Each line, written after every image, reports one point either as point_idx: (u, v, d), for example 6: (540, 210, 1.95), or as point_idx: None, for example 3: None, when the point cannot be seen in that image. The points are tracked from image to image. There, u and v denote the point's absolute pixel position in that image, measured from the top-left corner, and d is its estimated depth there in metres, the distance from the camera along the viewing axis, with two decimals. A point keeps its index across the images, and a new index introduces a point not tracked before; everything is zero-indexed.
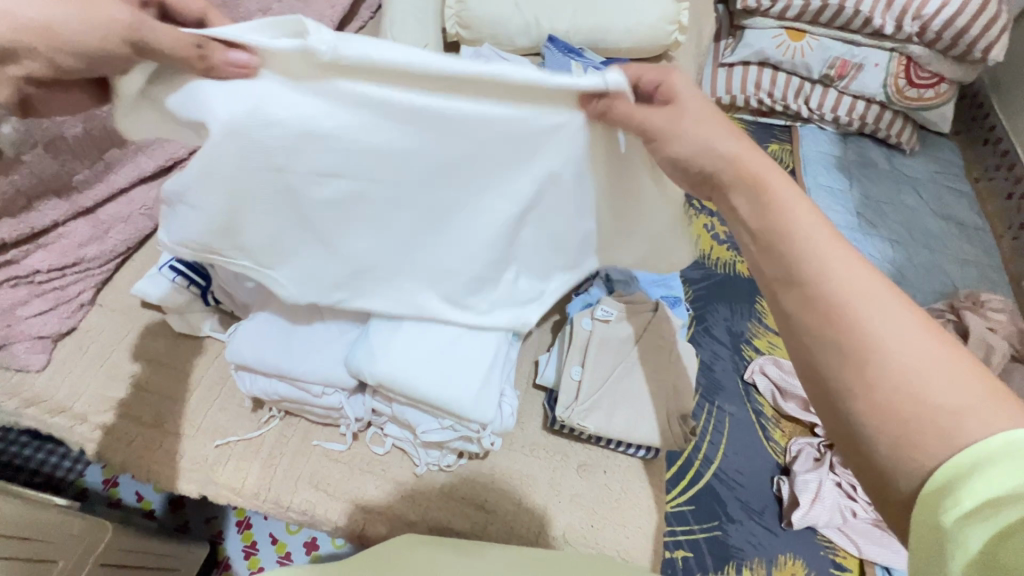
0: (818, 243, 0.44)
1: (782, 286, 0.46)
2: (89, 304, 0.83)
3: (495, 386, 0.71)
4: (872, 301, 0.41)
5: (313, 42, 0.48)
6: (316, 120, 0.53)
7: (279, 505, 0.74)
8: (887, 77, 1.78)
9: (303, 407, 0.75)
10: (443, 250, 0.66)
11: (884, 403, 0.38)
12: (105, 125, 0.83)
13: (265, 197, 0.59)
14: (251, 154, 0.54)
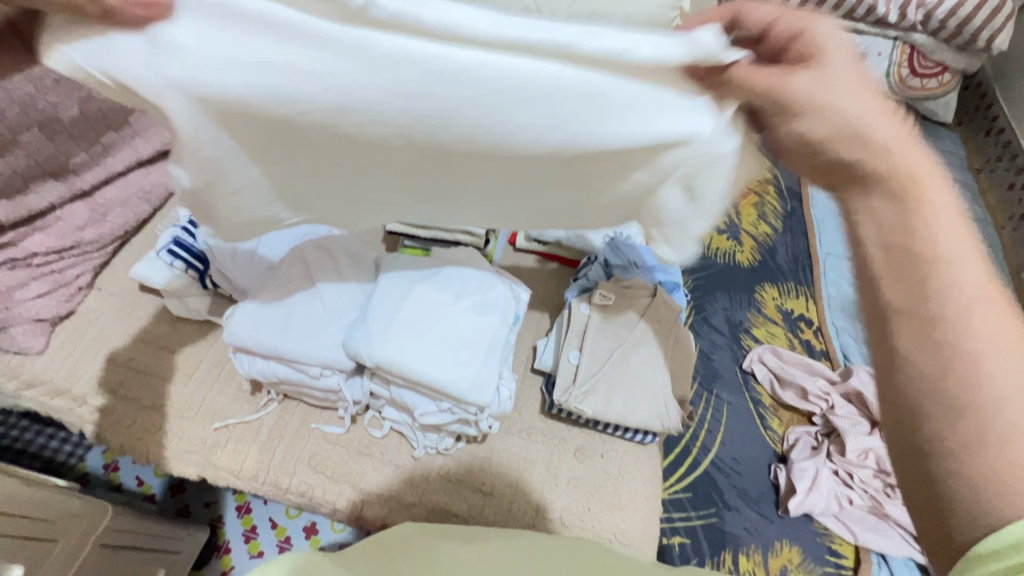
0: (959, 277, 0.41)
1: (902, 308, 0.42)
2: (87, 288, 0.83)
3: (494, 369, 0.71)
4: (1001, 347, 0.38)
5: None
6: (351, 87, 0.46)
7: (277, 487, 0.75)
8: (890, 66, 1.76)
9: (301, 389, 0.75)
10: (523, 211, 0.58)
11: (982, 461, 0.37)
12: (102, 108, 0.83)
13: (313, 146, 0.51)
14: (287, 117, 0.48)
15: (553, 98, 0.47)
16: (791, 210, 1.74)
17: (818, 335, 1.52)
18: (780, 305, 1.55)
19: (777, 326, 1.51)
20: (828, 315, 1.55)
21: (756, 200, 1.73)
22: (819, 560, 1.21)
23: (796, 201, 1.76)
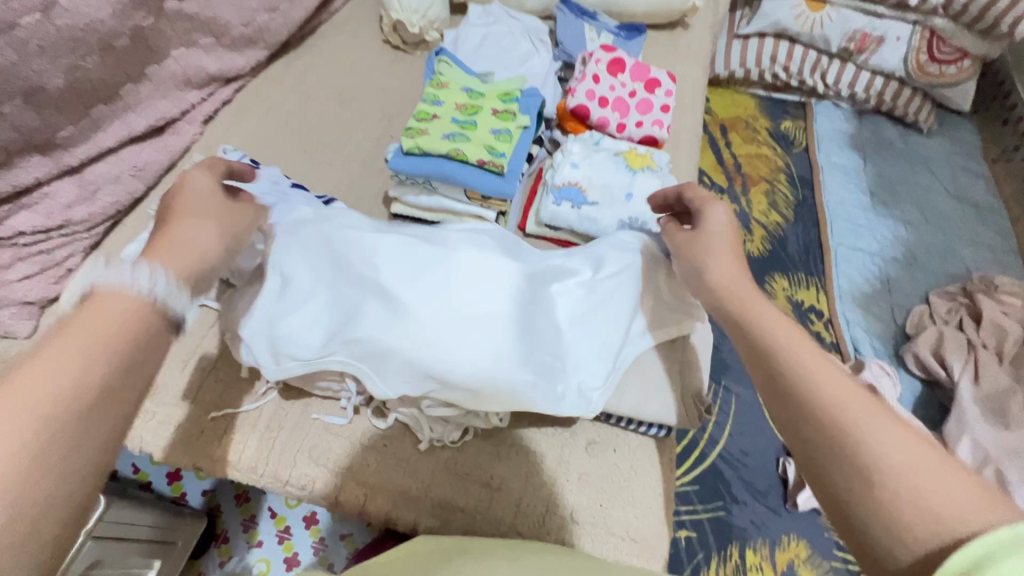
0: (803, 359, 0.50)
1: (775, 396, 0.50)
2: (77, 270, 0.79)
3: (504, 346, 0.66)
4: (842, 396, 0.46)
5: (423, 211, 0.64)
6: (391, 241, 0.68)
7: (277, 479, 0.72)
8: (909, 51, 1.71)
9: (307, 380, 0.72)
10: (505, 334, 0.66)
11: (889, 491, 0.40)
12: (91, 79, 0.79)
13: (351, 285, 0.69)
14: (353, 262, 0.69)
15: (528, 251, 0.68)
16: (802, 198, 1.70)
17: (828, 327, 1.49)
18: (790, 296, 1.52)
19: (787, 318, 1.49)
20: (839, 306, 1.51)
21: (766, 188, 1.71)
22: (827, 555, 1.17)
23: (808, 189, 1.72)
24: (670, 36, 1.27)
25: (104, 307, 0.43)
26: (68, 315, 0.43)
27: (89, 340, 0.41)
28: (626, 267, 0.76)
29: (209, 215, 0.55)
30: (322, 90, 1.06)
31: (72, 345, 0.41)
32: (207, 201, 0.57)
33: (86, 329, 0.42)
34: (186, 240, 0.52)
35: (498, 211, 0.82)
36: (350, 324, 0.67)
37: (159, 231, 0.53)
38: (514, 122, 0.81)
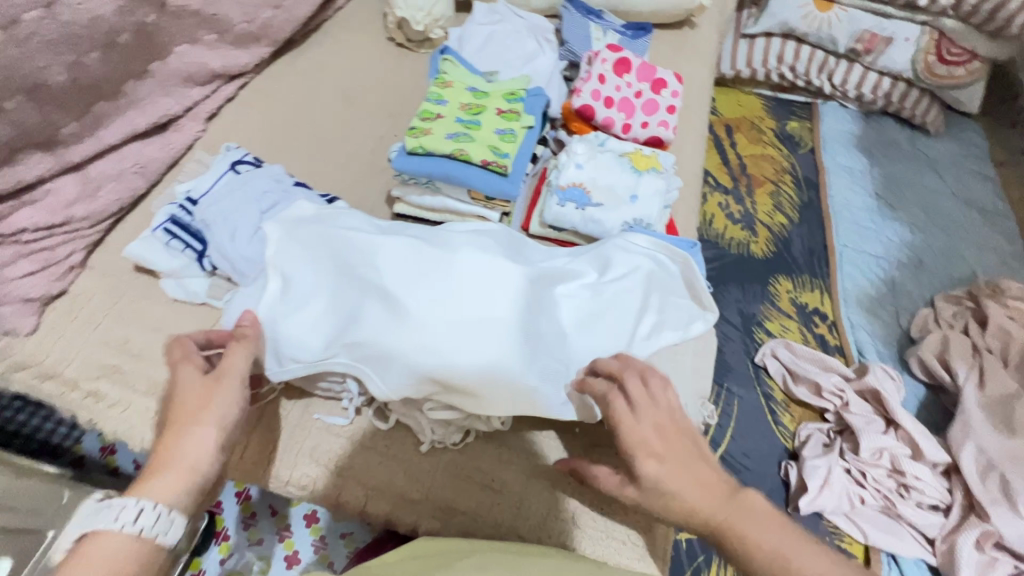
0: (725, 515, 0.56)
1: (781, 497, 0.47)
2: (79, 267, 0.79)
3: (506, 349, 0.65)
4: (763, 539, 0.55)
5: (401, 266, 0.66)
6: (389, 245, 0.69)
7: (277, 480, 0.71)
8: (917, 53, 1.70)
9: (309, 379, 0.71)
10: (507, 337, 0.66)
11: None
12: (93, 76, 0.79)
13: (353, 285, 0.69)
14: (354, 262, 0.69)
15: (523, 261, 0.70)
16: (808, 200, 1.69)
17: (832, 330, 1.48)
18: (794, 299, 1.51)
19: (791, 321, 1.48)
20: (844, 309, 1.50)
21: (772, 189, 1.70)
22: None
23: (814, 191, 1.71)
24: (677, 35, 1.26)
25: (111, 543, 0.50)
26: (75, 560, 0.49)
27: (105, 563, 0.49)
28: (626, 268, 0.76)
29: (199, 422, 0.57)
30: (326, 88, 1.06)
31: (96, 561, 0.49)
32: (198, 401, 0.58)
33: (101, 553, 0.49)
34: (185, 458, 0.55)
35: (501, 212, 0.81)
36: (353, 323, 0.67)
37: (160, 446, 0.56)
38: (518, 122, 0.80)
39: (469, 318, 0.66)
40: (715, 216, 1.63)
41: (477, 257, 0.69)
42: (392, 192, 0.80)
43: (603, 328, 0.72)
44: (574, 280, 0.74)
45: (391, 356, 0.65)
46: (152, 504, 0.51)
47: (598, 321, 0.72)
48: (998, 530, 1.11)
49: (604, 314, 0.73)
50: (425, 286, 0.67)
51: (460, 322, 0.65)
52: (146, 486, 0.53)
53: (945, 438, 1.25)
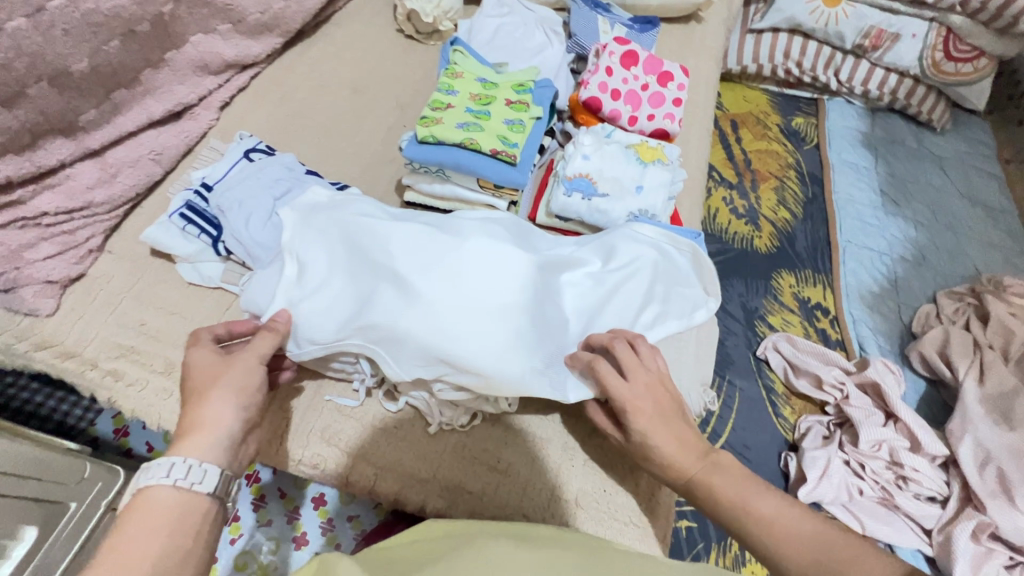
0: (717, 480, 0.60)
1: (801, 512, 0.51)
2: (98, 251, 0.81)
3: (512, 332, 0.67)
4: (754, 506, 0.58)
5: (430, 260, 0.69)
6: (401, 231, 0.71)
7: (289, 458, 0.74)
8: (924, 49, 1.70)
9: (319, 361, 0.73)
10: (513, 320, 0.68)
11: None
12: (112, 63, 0.80)
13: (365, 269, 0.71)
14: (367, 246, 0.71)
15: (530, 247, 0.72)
16: (812, 195, 1.70)
17: (834, 324, 1.50)
18: (797, 293, 1.53)
19: (793, 314, 1.49)
20: (846, 304, 1.52)
21: (776, 184, 1.71)
22: None
23: (818, 186, 1.72)
24: (684, 30, 1.27)
25: (159, 500, 0.52)
26: (127, 520, 0.50)
27: (156, 520, 0.51)
28: (631, 256, 0.77)
29: (222, 388, 0.59)
30: (336, 79, 1.07)
31: (148, 519, 0.50)
32: (215, 373, 0.60)
33: (151, 511, 0.51)
34: (208, 425, 0.57)
35: (509, 201, 0.83)
36: (365, 305, 0.69)
37: (186, 416, 0.57)
38: (527, 113, 0.82)
39: (478, 303, 0.67)
40: (719, 210, 1.64)
41: (486, 244, 0.71)
42: (402, 181, 0.82)
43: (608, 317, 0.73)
44: (581, 268, 0.75)
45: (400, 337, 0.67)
46: (182, 458, 0.53)
47: (604, 307, 0.74)
48: (993, 522, 1.12)
49: (610, 300, 0.74)
50: (436, 272, 0.69)
51: (470, 307, 0.67)
52: (178, 448, 0.55)
53: (944, 431, 1.26)
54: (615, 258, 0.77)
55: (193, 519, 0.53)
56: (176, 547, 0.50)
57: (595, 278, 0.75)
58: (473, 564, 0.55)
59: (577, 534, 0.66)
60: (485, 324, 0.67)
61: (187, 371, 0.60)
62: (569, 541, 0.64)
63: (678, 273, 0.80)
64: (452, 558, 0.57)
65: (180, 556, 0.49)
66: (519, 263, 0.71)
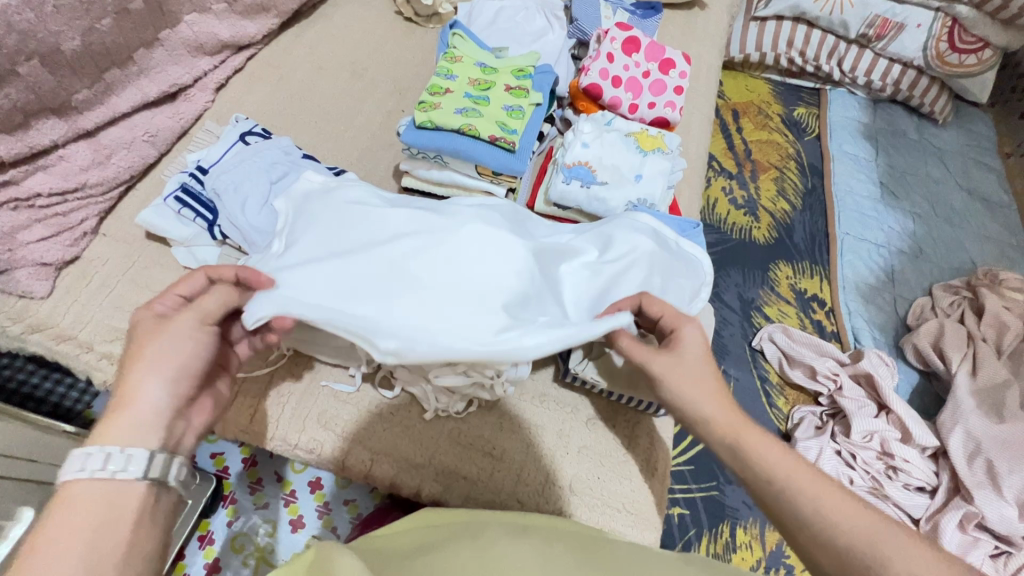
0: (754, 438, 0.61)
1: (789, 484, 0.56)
2: (92, 233, 0.80)
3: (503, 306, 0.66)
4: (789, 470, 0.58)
5: (425, 237, 0.70)
6: (398, 217, 0.72)
7: (285, 443, 0.74)
8: (929, 40, 1.69)
9: (312, 346, 0.73)
10: (505, 295, 0.67)
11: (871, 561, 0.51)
12: (105, 42, 0.79)
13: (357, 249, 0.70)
14: (361, 229, 0.72)
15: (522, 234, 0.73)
16: (811, 186, 1.70)
17: (829, 316, 1.50)
18: (794, 285, 1.53)
19: (789, 306, 1.50)
20: (842, 296, 1.52)
21: (776, 175, 1.70)
22: None
23: (818, 178, 1.72)
24: (687, 17, 1.26)
25: (89, 490, 0.48)
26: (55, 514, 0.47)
27: (85, 513, 0.48)
28: (629, 244, 0.76)
29: (159, 364, 0.55)
30: (333, 61, 1.05)
31: (77, 513, 0.47)
32: (156, 346, 0.56)
33: (81, 502, 0.48)
34: (141, 405, 0.53)
35: (507, 187, 0.82)
36: (354, 280, 0.67)
37: (119, 391, 0.54)
38: (527, 99, 0.81)
39: (475, 287, 0.67)
40: (718, 200, 1.64)
41: (482, 232, 0.71)
42: (400, 166, 0.81)
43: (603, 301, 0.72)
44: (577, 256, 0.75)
45: (387, 311, 0.65)
46: (99, 448, 0.49)
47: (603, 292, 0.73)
48: (981, 512, 1.14)
49: (607, 287, 0.73)
50: (432, 259, 0.69)
51: (466, 291, 0.67)
52: (106, 434, 0.51)
53: (935, 422, 1.28)
54: (613, 246, 0.76)
55: (129, 509, 0.50)
56: (111, 540, 0.47)
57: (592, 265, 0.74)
58: (471, 553, 0.56)
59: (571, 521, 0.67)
60: (478, 298, 0.66)
61: (135, 334, 0.56)
62: (563, 531, 0.64)
63: (676, 262, 0.78)
64: (451, 546, 0.58)
65: (117, 549, 0.47)
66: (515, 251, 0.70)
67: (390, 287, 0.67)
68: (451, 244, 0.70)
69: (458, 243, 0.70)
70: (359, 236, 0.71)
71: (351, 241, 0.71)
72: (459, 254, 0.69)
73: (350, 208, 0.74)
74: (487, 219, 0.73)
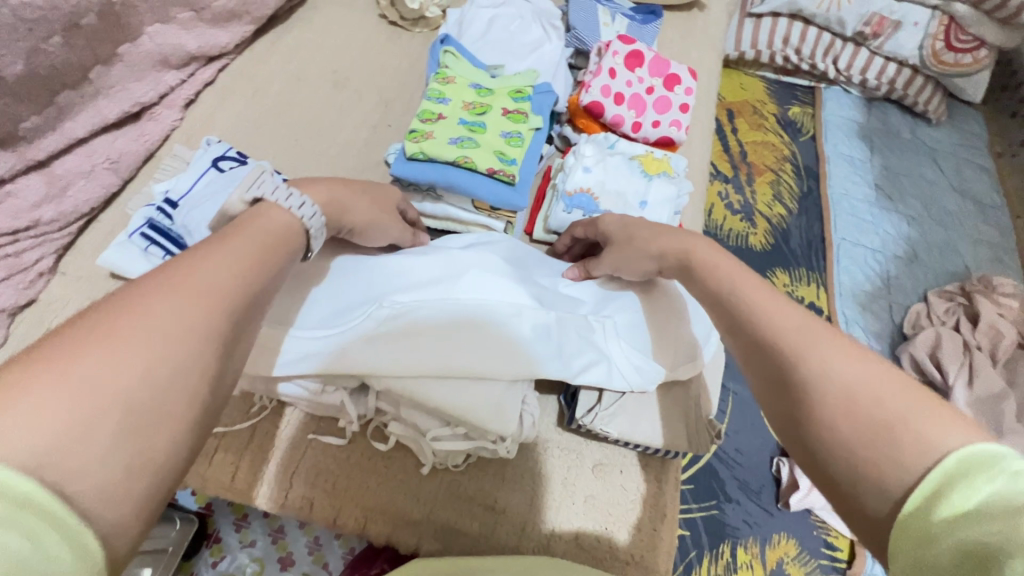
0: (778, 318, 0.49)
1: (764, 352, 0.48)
2: (49, 273, 0.73)
3: (504, 373, 0.62)
4: (827, 348, 0.45)
5: (423, 287, 0.65)
6: (392, 263, 0.67)
7: (272, 500, 0.69)
8: (925, 38, 1.66)
9: (296, 401, 0.67)
10: (504, 348, 0.63)
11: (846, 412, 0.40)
12: (54, 63, 0.71)
13: (350, 301, 0.65)
14: (352, 279, 0.66)
15: (527, 282, 0.69)
16: (807, 190, 1.66)
17: None
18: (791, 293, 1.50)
19: None
20: (839, 304, 1.49)
21: (772, 178, 1.66)
22: (815, 553, 1.18)
23: (814, 180, 1.68)
24: (686, 19, 1.20)
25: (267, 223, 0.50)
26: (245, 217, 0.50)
27: (230, 265, 0.44)
28: (630, 310, 0.72)
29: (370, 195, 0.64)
30: (312, 70, 0.98)
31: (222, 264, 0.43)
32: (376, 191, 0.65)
33: (230, 248, 0.45)
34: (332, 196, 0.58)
35: (505, 221, 0.77)
36: (341, 337, 0.63)
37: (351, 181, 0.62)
38: (526, 123, 0.75)
39: (476, 361, 0.61)
40: (714, 206, 1.60)
41: (487, 292, 0.65)
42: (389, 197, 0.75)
43: (614, 355, 0.69)
44: (582, 324, 0.69)
45: (382, 367, 0.60)
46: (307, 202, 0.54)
47: (607, 359, 0.69)
48: None
49: (610, 355, 0.69)
50: (428, 328, 0.62)
51: (465, 361, 0.61)
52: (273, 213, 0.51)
53: None
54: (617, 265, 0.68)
55: None
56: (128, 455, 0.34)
57: (594, 332, 0.69)
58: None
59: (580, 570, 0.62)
60: (477, 351, 0.62)
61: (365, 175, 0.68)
62: None
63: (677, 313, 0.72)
64: None
65: None
66: (518, 317, 0.65)
67: (381, 338, 0.62)
68: (450, 291, 0.65)
69: (456, 292, 0.65)
70: (349, 287, 0.66)
71: (343, 293, 0.66)
72: (458, 304, 0.64)
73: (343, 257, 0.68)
74: (487, 266, 0.67)
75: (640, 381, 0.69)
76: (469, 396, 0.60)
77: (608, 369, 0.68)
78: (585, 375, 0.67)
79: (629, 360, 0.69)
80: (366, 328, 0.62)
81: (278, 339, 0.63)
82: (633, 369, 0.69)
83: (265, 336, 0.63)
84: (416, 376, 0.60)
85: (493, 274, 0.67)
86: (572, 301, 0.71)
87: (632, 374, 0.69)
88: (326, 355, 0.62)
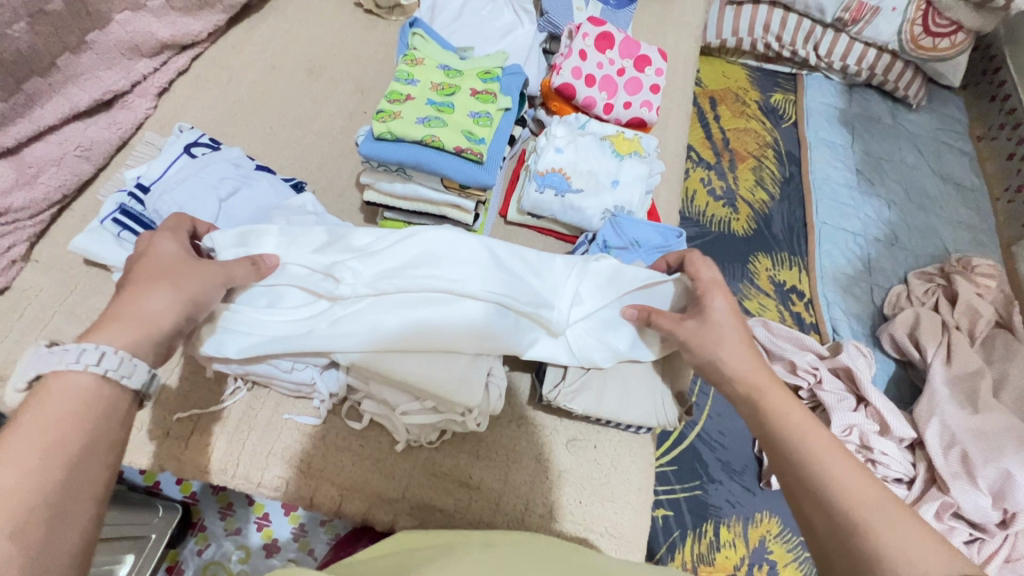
0: (823, 448, 0.52)
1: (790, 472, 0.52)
2: (22, 260, 0.73)
3: (465, 352, 0.64)
4: (844, 468, 0.50)
5: (411, 265, 0.67)
6: (371, 236, 0.69)
7: (249, 481, 0.69)
8: (904, 23, 1.66)
9: (270, 380, 0.68)
10: (474, 328, 0.65)
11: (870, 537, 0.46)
12: (19, 48, 0.72)
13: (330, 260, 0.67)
14: (337, 243, 0.68)
15: (510, 264, 0.69)
16: (789, 175, 1.68)
17: (808, 307, 1.48)
18: (772, 276, 1.51)
19: (769, 299, 1.47)
20: (821, 287, 1.50)
21: (754, 164, 1.67)
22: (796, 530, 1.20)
23: (795, 166, 1.69)
24: (662, 6, 1.20)
25: (71, 392, 0.45)
26: (39, 395, 0.45)
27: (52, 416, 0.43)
28: (606, 297, 0.71)
29: (163, 278, 0.53)
30: (286, 58, 0.98)
31: (40, 426, 0.42)
32: (172, 274, 0.54)
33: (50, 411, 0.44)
34: (141, 317, 0.51)
35: (477, 201, 0.77)
36: (312, 304, 0.65)
37: (121, 293, 0.52)
38: (495, 104, 0.76)
39: (438, 336, 0.64)
40: (696, 192, 1.61)
41: (454, 269, 0.67)
42: (360, 179, 0.75)
43: (580, 327, 0.70)
44: (543, 301, 0.69)
45: (354, 337, 0.63)
46: (97, 345, 0.47)
47: (564, 334, 0.70)
48: (956, 501, 1.12)
49: (567, 331, 0.70)
50: (394, 305, 0.65)
51: (435, 339, 0.63)
52: (56, 381, 0.45)
53: (912, 413, 1.25)
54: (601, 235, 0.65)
55: None
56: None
57: (557, 306, 0.69)
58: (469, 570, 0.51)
59: (547, 538, 0.63)
60: (453, 333, 0.64)
61: (139, 258, 0.55)
62: (541, 546, 0.60)
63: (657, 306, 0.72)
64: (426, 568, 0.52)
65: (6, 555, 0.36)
66: (480, 292, 0.66)
67: (359, 311, 0.65)
68: (440, 273, 0.66)
69: (442, 275, 0.66)
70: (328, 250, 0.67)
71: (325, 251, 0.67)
72: (441, 283, 0.66)
73: (321, 233, 0.68)
74: (472, 255, 0.68)
75: (601, 350, 0.70)
76: (436, 372, 0.63)
77: (574, 342, 0.70)
78: (547, 345, 0.70)
79: (596, 333, 0.70)
80: (349, 303, 0.65)
81: (245, 321, 0.63)
82: (597, 343, 0.70)
83: (228, 319, 0.63)
84: (379, 348, 0.63)
85: (479, 263, 0.68)
86: (549, 274, 0.71)
87: (595, 346, 0.70)
88: (299, 320, 0.64)
